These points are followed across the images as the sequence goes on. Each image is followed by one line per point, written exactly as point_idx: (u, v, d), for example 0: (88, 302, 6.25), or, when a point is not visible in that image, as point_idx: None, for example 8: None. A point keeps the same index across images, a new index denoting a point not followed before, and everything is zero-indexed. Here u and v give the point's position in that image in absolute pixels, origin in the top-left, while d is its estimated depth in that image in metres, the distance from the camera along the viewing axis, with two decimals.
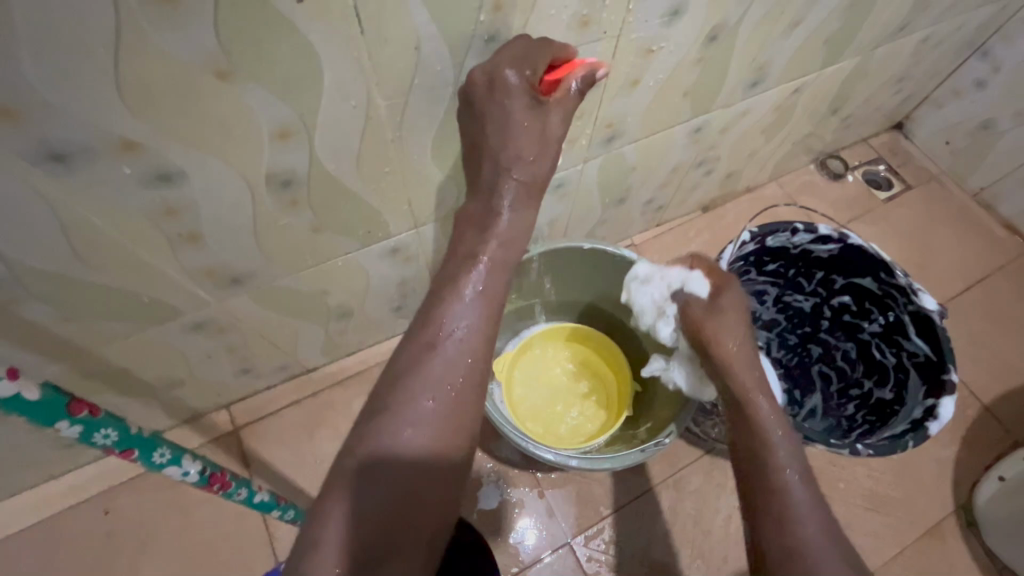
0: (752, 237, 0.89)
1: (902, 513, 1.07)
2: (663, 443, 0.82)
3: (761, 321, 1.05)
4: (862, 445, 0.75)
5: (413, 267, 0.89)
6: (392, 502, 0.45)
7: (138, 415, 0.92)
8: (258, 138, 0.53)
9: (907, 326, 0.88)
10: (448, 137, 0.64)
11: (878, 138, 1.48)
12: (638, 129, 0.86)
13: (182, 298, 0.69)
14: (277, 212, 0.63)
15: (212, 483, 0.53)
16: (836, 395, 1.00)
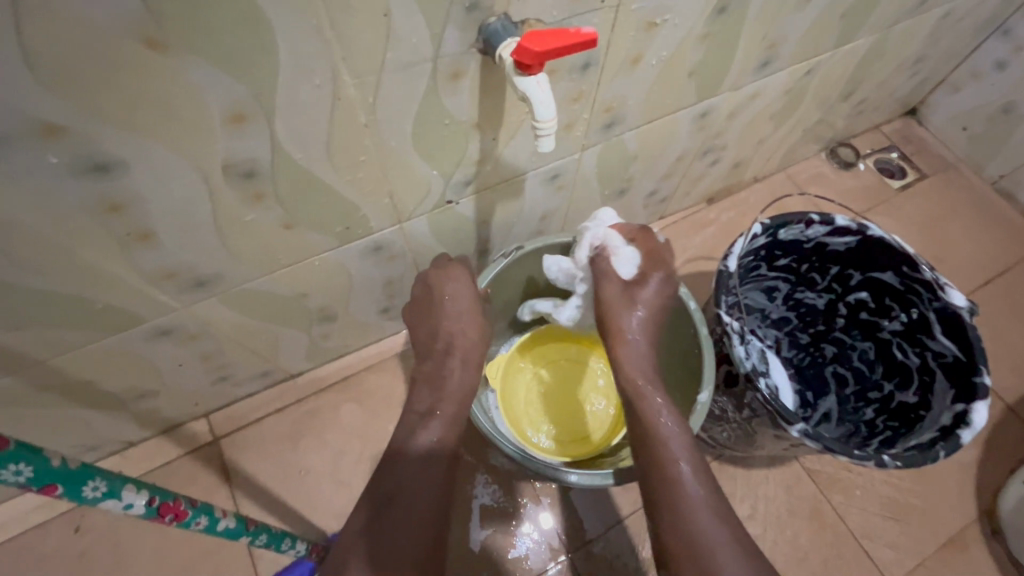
0: (763, 230, 0.82)
1: (922, 522, 1.01)
2: None
3: (771, 320, 1.00)
4: (889, 456, 0.68)
5: (399, 265, 0.83)
6: (409, 508, 0.60)
7: (108, 428, 0.86)
8: (207, 123, 0.46)
9: (932, 325, 0.81)
10: (429, 120, 0.58)
11: (890, 124, 1.41)
12: (640, 114, 0.80)
13: (141, 303, 0.63)
14: (239, 208, 0.57)
15: (163, 513, 0.47)
16: (852, 398, 0.94)
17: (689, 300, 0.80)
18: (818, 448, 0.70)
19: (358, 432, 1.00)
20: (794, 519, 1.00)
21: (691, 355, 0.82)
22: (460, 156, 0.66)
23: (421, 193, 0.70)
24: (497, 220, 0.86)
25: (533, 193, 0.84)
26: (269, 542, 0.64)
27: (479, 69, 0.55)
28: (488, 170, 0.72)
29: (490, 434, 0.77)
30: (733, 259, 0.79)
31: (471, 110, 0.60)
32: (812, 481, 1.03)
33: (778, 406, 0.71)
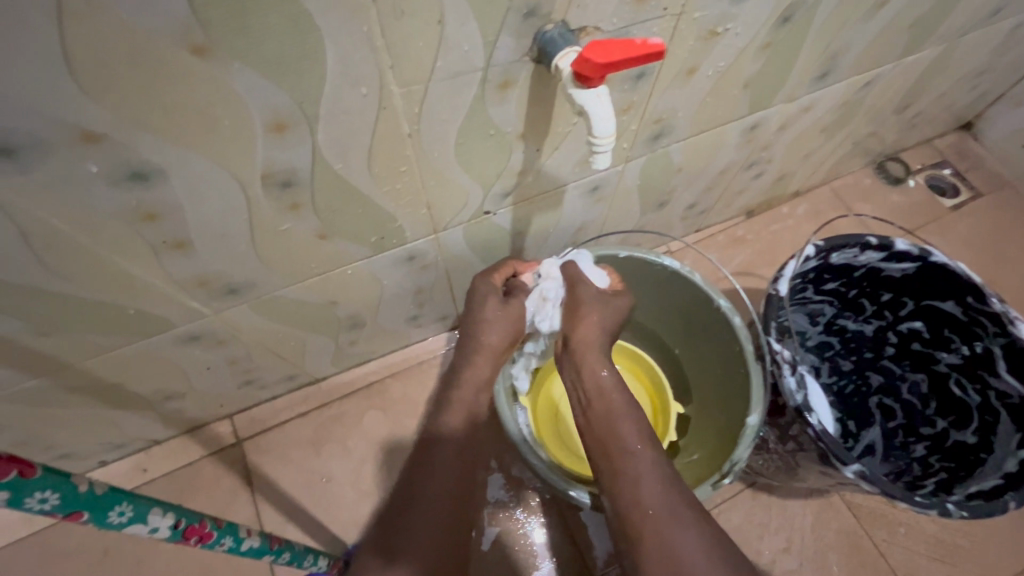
0: (816, 252, 0.78)
1: (970, 564, 0.95)
2: (727, 477, 0.71)
3: (810, 344, 0.94)
4: (954, 505, 0.63)
5: (430, 274, 0.81)
6: (439, 492, 0.59)
7: (133, 427, 0.85)
8: (248, 132, 0.44)
9: (997, 361, 0.76)
10: (474, 129, 0.55)
11: (943, 139, 1.34)
12: (689, 125, 0.76)
13: (173, 310, 0.61)
14: (276, 216, 0.55)
15: (188, 535, 0.45)
16: (899, 432, 0.87)
17: (732, 314, 0.77)
18: (874, 491, 0.65)
19: (380, 441, 0.98)
20: (833, 555, 0.95)
21: (735, 379, 0.79)
22: (502, 168, 0.64)
23: (459, 204, 0.67)
24: (532, 231, 0.82)
25: (572, 205, 0.81)
26: (293, 559, 0.62)
27: (531, 79, 0.52)
28: (529, 182, 0.69)
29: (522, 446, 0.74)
30: (783, 283, 0.75)
31: (518, 121, 0.57)
32: (852, 516, 0.97)
33: (830, 444, 0.67)
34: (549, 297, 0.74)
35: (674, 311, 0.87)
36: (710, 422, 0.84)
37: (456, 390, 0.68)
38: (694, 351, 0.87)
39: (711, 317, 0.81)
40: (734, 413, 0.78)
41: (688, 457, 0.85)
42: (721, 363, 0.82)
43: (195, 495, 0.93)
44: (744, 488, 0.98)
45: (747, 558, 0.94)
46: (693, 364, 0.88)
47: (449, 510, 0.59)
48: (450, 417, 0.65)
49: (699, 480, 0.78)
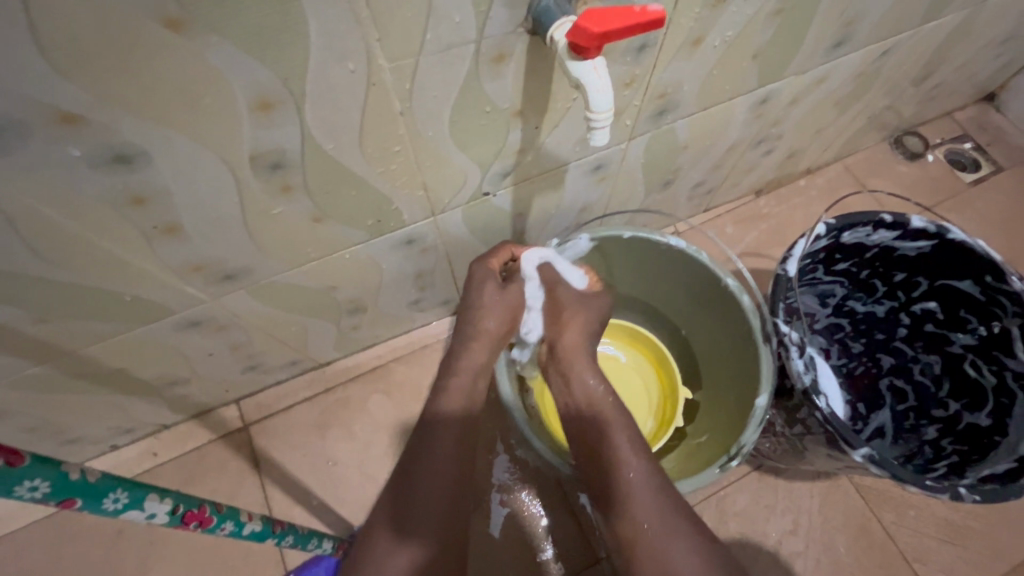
0: (827, 231, 0.75)
1: (981, 546, 0.94)
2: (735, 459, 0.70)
3: (819, 326, 0.91)
4: (966, 489, 0.62)
5: (430, 257, 0.79)
6: (438, 472, 0.59)
7: (140, 412, 0.86)
8: (232, 111, 0.43)
9: (1015, 341, 0.74)
10: (469, 106, 0.54)
11: (964, 112, 1.28)
12: (694, 100, 0.73)
13: (170, 296, 0.61)
14: (266, 199, 0.54)
15: (188, 521, 0.45)
16: (911, 415, 0.86)
17: (742, 294, 0.75)
18: (883, 475, 0.64)
19: (385, 424, 0.99)
20: (840, 537, 0.94)
21: (745, 360, 0.77)
22: (501, 146, 0.62)
23: (456, 185, 0.65)
24: (534, 213, 0.81)
25: (574, 185, 0.79)
26: (297, 542, 0.62)
27: (526, 52, 0.50)
28: (528, 161, 0.68)
29: (518, 419, 0.74)
30: (792, 263, 0.72)
31: (514, 96, 0.55)
32: (860, 497, 0.96)
33: (838, 426, 0.66)
34: (532, 304, 0.75)
35: (681, 293, 0.85)
36: (719, 406, 0.82)
37: (456, 375, 0.67)
38: (703, 331, 0.85)
39: (720, 298, 0.79)
40: (744, 396, 0.77)
41: (694, 442, 0.83)
42: (731, 342, 0.80)
43: (203, 478, 0.94)
44: (751, 470, 0.97)
45: (753, 540, 0.94)
46: (701, 346, 0.86)
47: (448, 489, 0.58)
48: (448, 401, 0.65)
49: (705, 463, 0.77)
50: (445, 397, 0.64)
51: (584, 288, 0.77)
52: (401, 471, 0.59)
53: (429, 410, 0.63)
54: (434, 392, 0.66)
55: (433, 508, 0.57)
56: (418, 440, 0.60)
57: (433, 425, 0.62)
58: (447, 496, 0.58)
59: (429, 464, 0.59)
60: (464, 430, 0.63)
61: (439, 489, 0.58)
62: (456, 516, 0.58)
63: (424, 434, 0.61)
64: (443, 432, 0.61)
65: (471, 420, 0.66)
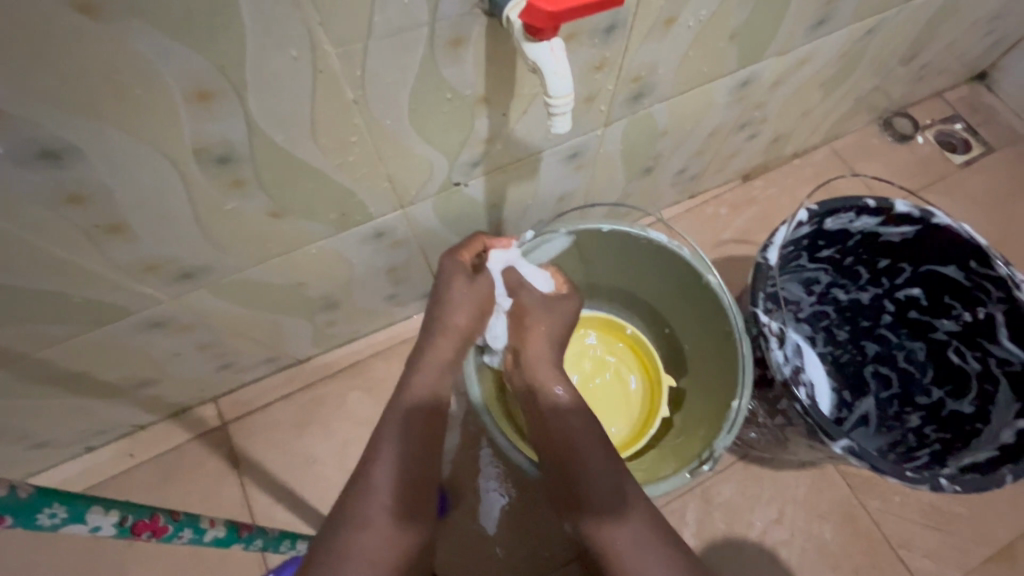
0: (809, 218, 0.73)
1: (967, 531, 0.93)
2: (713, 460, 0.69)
3: (803, 314, 0.90)
4: (946, 479, 0.61)
5: (403, 251, 0.77)
6: (405, 471, 0.57)
7: (112, 413, 0.85)
8: (165, 102, 0.41)
9: (999, 327, 0.73)
10: (427, 93, 0.51)
11: (955, 91, 1.26)
12: (671, 83, 0.70)
13: (125, 296, 0.59)
14: (218, 195, 0.52)
15: (139, 531, 0.44)
16: (895, 403, 0.84)
17: (724, 284, 0.74)
18: (862, 467, 0.62)
19: (365, 420, 0.97)
20: (825, 525, 0.94)
21: (727, 351, 0.75)
22: (467, 135, 0.59)
23: (423, 176, 0.63)
24: (509, 203, 0.78)
25: (550, 173, 0.77)
26: (266, 545, 0.61)
27: (485, 35, 0.48)
28: (499, 150, 0.65)
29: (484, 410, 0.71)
30: (773, 251, 0.70)
31: (476, 82, 0.52)
32: (845, 484, 0.96)
33: (818, 418, 0.64)
34: (498, 306, 0.74)
35: (664, 284, 0.83)
36: (701, 399, 0.81)
37: (426, 373, 0.65)
38: (686, 323, 0.83)
39: (701, 288, 0.77)
40: (724, 389, 0.75)
41: (675, 435, 0.82)
42: (712, 332, 0.78)
43: (181, 478, 0.93)
44: (736, 460, 0.97)
45: (737, 530, 0.93)
46: (683, 335, 0.85)
47: (421, 491, 0.57)
48: (419, 400, 0.63)
49: (683, 459, 0.76)
50: (416, 394, 0.63)
51: (550, 290, 0.76)
52: (365, 471, 0.57)
53: (397, 407, 0.62)
54: (403, 389, 0.64)
55: (399, 508, 0.55)
56: (384, 438, 0.59)
57: (400, 423, 0.60)
58: (414, 495, 0.57)
59: (398, 464, 0.57)
60: (434, 428, 0.62)
61: (408, 489, 0.56)
62: (424, 515, 0.57)
63: (390, 432, 0.59)
64: (410, 430, 0.60)
65: (443, 417, 0.64)
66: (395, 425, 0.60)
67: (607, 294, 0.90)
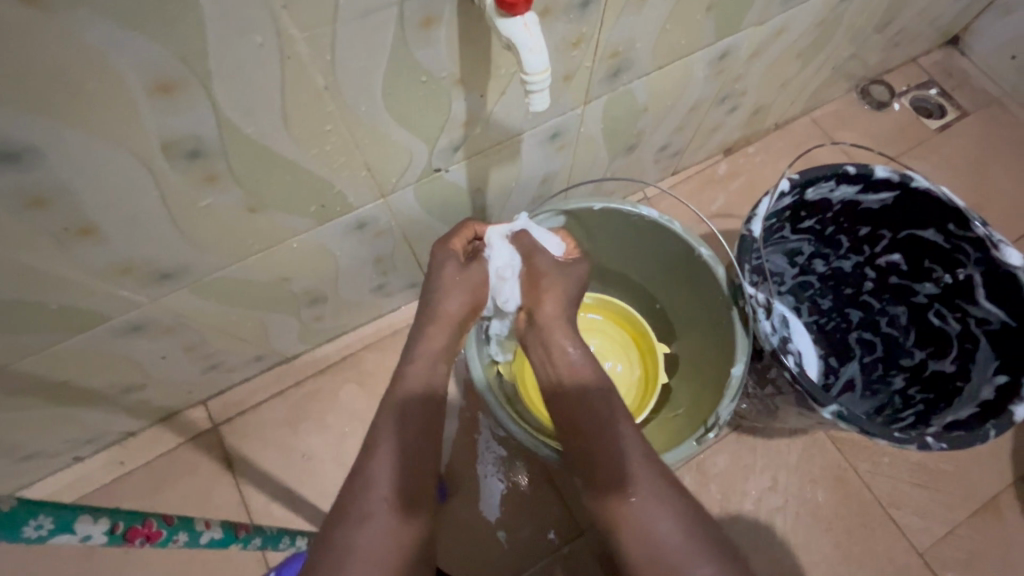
0: (791, 188, 0.73)
1: (954, 488, 0.96)
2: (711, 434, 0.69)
3: (789, 284, 0.91)
4: (932, 437, 0.62)
5: (387, 241, 0.76)
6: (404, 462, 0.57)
7: (99, 421, 0.83)
8: (126, 94, 0.39)
9: (977, 288, 0.74)
10: (401, 77, 0.50)
11: (929, 57, 1.26)
12: (650, 57, 0.69)
13: (101, 300, 0.58)
14: (189, 191, 0.50)
15: (132, 538, 0.43)
16: (879, 366, 0.86)
17: (715, 264, 0.74)
18: (851, 430, 0.63)
19: (359, 414, 0.97)
20: (818, 490, 0.96)
21: (720, 324, 0.76)
22: (444, 119, 0.58)
23: (403, 163, 0.62)
24: (493, 187, 0.77)
25: (532, 155, 0.76)
26: (265, 543, 0.61)
27: (457, 14, 0.46)
28: (478, 133, 0.64)
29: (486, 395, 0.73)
30: (757, 223, 0.71)
31: (451, 63, 0.51)
32: (835, 449, 0.98)
33: (808, 385, 0.65)
34: (507, 273, 0.71)
35: (656, 261, 0.83)
36: (696, 373, 0.82)
37: (416, 363, 0.65)
38: (677, 297, 0.84)
39: (692, 263, 0.78)
40: (719, 361, 0.76)
41: (673, 411, 0.83)
42: (704, 308, 0.79)
43: (175, 483, 0.92)
44: (729, 431, 0.98)
45: (733, 498, 0.95)
46: (675, 311, 0.85)
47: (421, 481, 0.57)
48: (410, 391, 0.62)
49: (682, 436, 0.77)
50: (409, 384, 0.62)
51: (562, 253, 0.74)
52: (359, 468, 0.56)
53: (392, 401, 0.61)
54: (394, 380, 0.63)
55: (395, 500, 0.55)
56: (378, 434, 0.58)
57: (395, 416, 0.60)
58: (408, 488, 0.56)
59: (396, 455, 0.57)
60: (428, 419, 0.61)
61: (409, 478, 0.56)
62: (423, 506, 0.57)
63: (387, 424, 0.59)
64: (404, 422, 0.60)
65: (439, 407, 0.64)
66: (393, 418, 0.60)
67: (594, 272, 0.90)
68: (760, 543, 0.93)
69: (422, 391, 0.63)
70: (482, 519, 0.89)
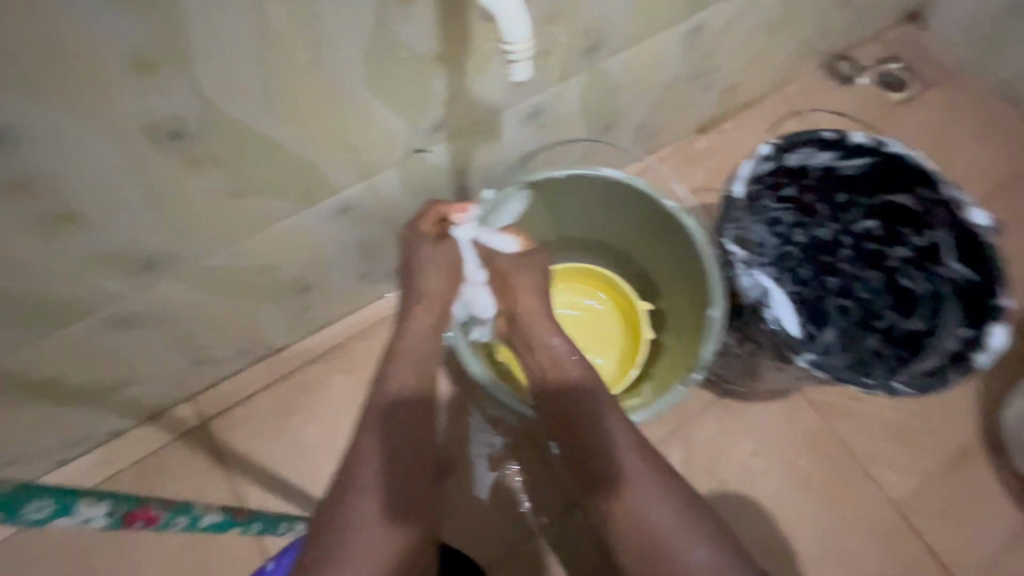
0: (773, 152, 0.76)
1: (926, 444, 1.01)
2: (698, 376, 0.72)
3: (770, 253, 0.90)
4: (900, 382, 0.67)
5: (371, 225, 0.76)
6: (404, 438, 0.58)
7: (84, 421, 0.82)
8: (105, 68, 0.39)
9: (945, 249, 0.78)
10: (382, 54, 0.50)
11: (891, 32, 1.30)
12: (624, 33, 0.71)
13: (84, 291, 0.57)
14: (171, 175, 0.50)
15: (132, 521, 0.43)
16: (856, 330, 0.88)
17: (683, 216, 0.75)
18: (827, 378, 0.67)
19: (351, 403, 0.97)
20: (799, 451, 1.00)
21: (693, 274, 0.78)
22: (427, 97, 0.59)
23: (386, 144, 0.62)
24: (475, 167, 0.78)
25: (512, 134, 0.76)
26: (265, 528, 0.61)
27: None
28: (459, 112, 0.64)
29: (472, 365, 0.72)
30: (740, 185, 0.73)
31: (431, 40, 0.52)
32: (814, 412, 1.02)
33: (787, 337, 0.69)
34: (475, 280, 0.73)
35: (627, 224, 0.83)
36: (678, 323, 0.83)
37: (405, 342, 0.65)
38: (652, 256, 0.84)
39: (664, 219, 0.77)
40: (697, 310, 0.78)
41: (665, 360, 0.84)
42: (677, 260, 0.80)
43: (166, 481, 0.91)
44: (714, 400, 1.01)
45: (719, 464, 0.98)
46: (648, 265, 0.86)
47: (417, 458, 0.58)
48: (402, 369, 0.63)
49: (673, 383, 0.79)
50: (402, 362, 0.63)
51: (517, 248, 0.73)
52: (350, 465, 0.56)
53: (386, 382, 0.62)
54: (384, 369, 0.63)
55: (393, 476, 0.56)
56: (369, 429, 0.58)
57: (391, 396, 0.61)
58: (399, 487, 0.56)
59: (395, 433, 0.58)
60: (422, 396, 0.62)
61: (406, 456, 0.57)
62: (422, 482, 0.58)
63: (383, 406, 0.60)
64: (400, 401, 0.61)
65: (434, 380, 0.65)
66: (387, 399, 0.60)
67: (569, 243, 0.90)
68: (746, 504, 0.97)
69: (416, 370, 0.63)
70: (478, 500, 0.91)
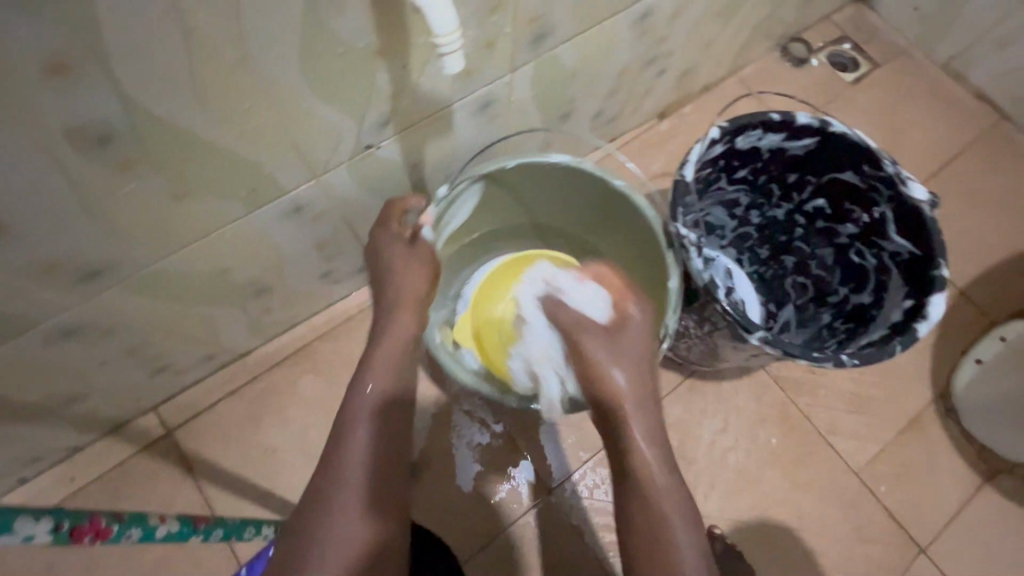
0: (721, 135, 0.77)
1: (883, 410, 1.05)
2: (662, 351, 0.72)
3: (729, 235, 0.96)
4: (846, 355, 0.68)
5: (327, 223, 0.75)
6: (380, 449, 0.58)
7: (41, 437, 0.80)
8: (18, 76, 0.38)
9: (889, 224, 0.80)
10: (317, 50, 0.49)
11: (842, 13, 1.33)
12: (571, 21, 0.71)
13: (24, 303, 0.56)
14: (104, 180, 0.49)
15: (80, 535, 0.42)
16: (811, 305, 0.92)
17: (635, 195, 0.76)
18: (777, 354, 0.69)
19: (320, 403, 0.96)
20: (764, 426, 1.03)
21: (650, 253, 0.80)
22: (370, 93, 0.58)
23: (333, 140, 0.61)
24: (430, 161, 0.77)
25: (465, 126, 0.76)
26: (229, 535, 0.61)
27: None
28: (407, 106, 0.64)
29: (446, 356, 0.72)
30: (689, 167, 0.74)
31: (367, 33, 0.51)
32: (778, 387, 1.05)
33: (738, 316, 0.70)
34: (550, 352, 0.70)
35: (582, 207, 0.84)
36: None
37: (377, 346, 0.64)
38: (608, 237, 0.86)
39: (621, 206, 0.79)
40: (655, 287, 0.79)
41: None
42: (632, 240, 0.82)
43: (133, 493, 0.89)
44: (681, 381, 1.04)
45: (688, 443, 1.01)
46: (605, 247, 0.87)
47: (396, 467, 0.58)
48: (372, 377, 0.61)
49: None
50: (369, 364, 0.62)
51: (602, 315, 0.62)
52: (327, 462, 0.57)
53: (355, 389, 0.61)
54: (361, 367, 0.62)
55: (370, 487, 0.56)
56: (345, 430, 0.58)
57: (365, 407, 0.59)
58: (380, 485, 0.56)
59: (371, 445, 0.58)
60: (398, 404, 0.62)
61: (384, 467, 0.57)
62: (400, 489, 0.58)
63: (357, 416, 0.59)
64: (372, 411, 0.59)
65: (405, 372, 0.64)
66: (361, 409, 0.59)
67: (526, 231, 0.90)
68: (716, 480, 1.00)
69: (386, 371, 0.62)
70: (452, 492, 0.91)
